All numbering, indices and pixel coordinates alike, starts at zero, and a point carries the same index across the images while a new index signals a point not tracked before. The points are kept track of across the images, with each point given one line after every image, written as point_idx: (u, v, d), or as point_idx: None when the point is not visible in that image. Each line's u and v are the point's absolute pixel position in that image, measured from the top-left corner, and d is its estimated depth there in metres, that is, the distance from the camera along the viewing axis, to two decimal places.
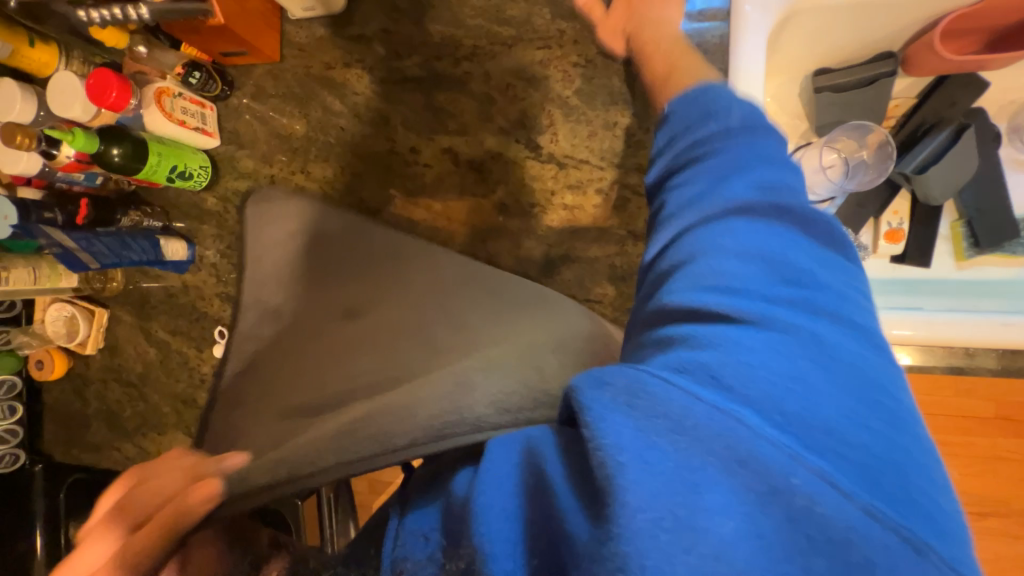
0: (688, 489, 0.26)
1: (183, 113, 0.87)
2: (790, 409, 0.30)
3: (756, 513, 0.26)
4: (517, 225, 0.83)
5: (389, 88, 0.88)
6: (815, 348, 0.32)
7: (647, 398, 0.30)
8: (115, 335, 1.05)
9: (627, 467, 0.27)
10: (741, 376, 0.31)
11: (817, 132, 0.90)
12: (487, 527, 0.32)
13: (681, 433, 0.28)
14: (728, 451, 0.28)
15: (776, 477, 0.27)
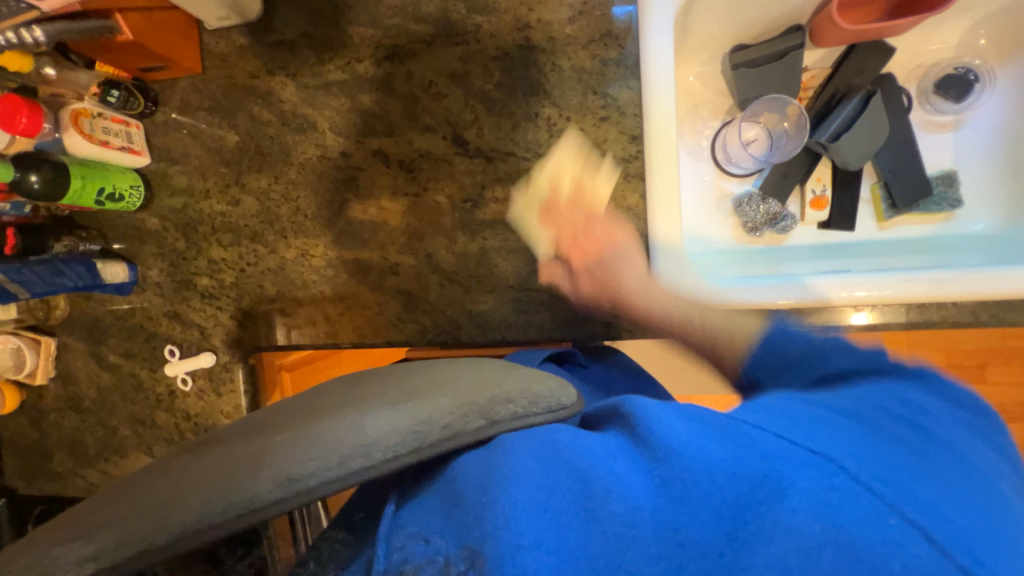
0: (771, 493, 0.36)
1: (105, 133, 0.85)
2: (895, 472, 0.39)
3: (840, 527, 0.35)
4: (452, 220, 0.85)
5: (315, 93, 0.88)
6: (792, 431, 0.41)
7: (651, 441, 0.42)
8: (66, 363, 1.04)
9: (715, 475, 0.37)
10: (849, 434, 0.42)
11: (739, 107, 0.93)
12: (506, 515, 0.37)
13: (785, 464, 0.38)
14: (838, 492, 0.36)
15: (744, 504, 0.36)
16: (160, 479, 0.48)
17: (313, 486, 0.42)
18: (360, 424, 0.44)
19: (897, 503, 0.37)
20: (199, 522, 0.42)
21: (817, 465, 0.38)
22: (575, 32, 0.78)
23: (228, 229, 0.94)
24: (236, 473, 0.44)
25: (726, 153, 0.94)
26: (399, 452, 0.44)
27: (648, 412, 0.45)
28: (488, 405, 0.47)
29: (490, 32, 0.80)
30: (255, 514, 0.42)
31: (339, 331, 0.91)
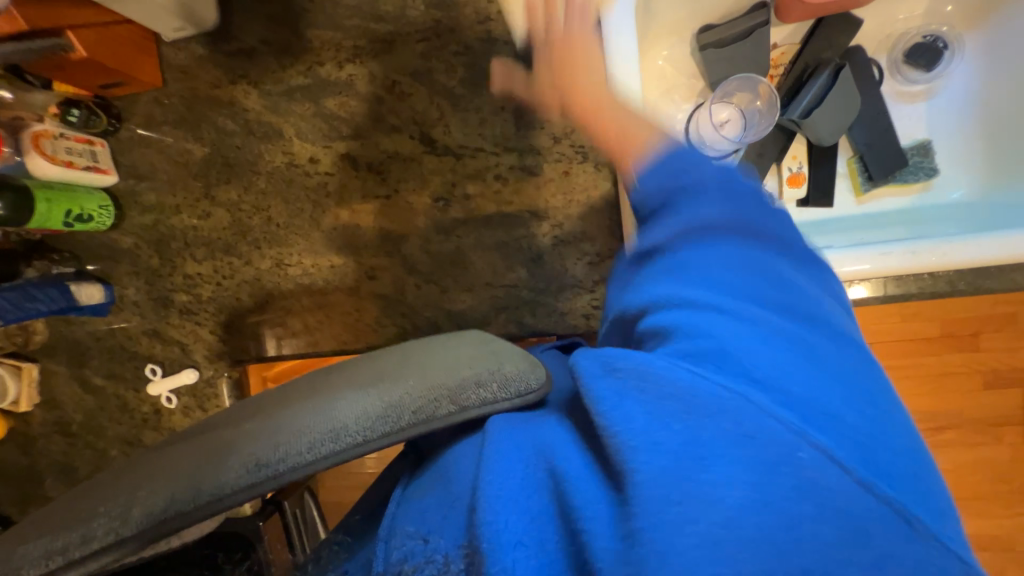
0: (698, 460, 0.28)
1: (68, 154, 0.84)
2: (793, 391, 0.33)
3: (763, 484, 0.28)
4: (426, 221, 0.84)
5: (278, 100, 0.86)
6: (799, 344, 0.35)
7: (655, 381, 0.33)
8: (50, 387, 1.03)
9: (639, 452, 0.29)
10: (754, 361, 0.34)
11: (710, 88, 0.91)
12: (494, 516, 0.31)
13: (695, 415, 0.30)
14: (756, 442, 0.29)
15: (784, 449, 0.29)
16: (135, 473, 0.48)
17: (283, 474, 0.43)
18: (334, 414, 0.46)
19: (806, 431, 0.31)
20: (165, 510, 0.42)
21: (732, 410, 0.30)
22: None
23: (201, 243, 0.93)
24: (210, 462, 0.45)
25: (700, 137, 0.90)
26: (366, 437, 0.44)
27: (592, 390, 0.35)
28: (458, 390, 0.46)
29: (451, 27, 0.79)
30: (221, 502, 0.42)
31: (320, 339, 0.90)
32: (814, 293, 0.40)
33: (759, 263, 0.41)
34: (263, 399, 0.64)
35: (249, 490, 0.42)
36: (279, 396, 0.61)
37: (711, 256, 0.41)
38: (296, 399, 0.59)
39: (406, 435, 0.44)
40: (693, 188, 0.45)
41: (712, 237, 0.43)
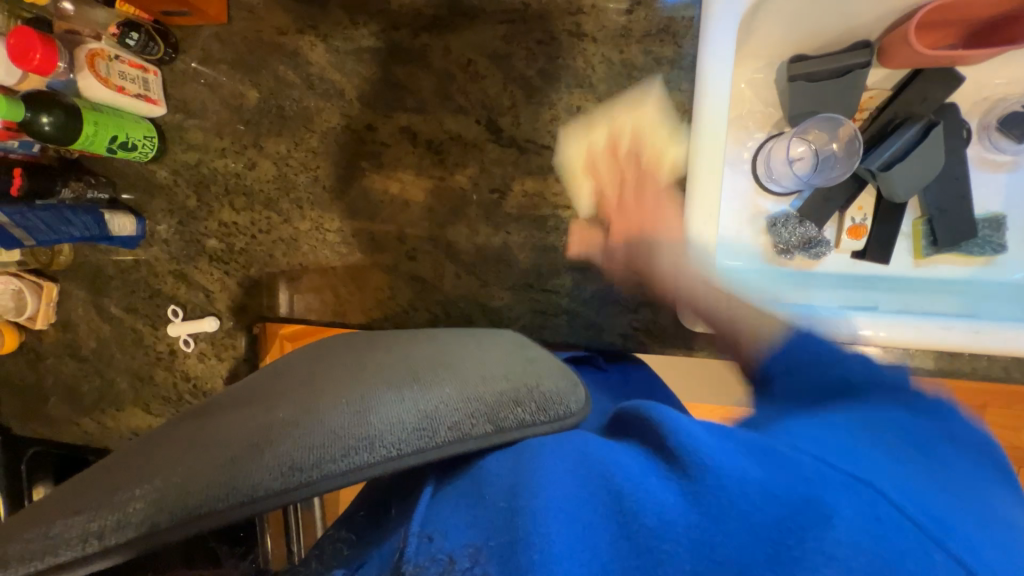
0: (811, 521, 0.29)
1: (121, 78, 0.80)
2: (932, 501, 0.32)
3: (883, 557, 0.28)
4: (477, 211, 0.81)
5: (345, 59, 0.83)
6: (915, 451, 0.36)
7: (768, 455, 0.34)
8: (67, 310, 1.02)
9: (752, 493, 0.31)
10: (880, 460, 0.34)
11: (789, 121, 0.88)
12: (546, 527, 0.31)
13: (816, 482, 0.31)
14: (884, 526, 0.29)
15: (918, 551, 0.28)
16: (176, 461, 0.48)
17: (317, 480, 0.40)
18: (370, 418, 0.44)
19: (945, 539, 0.29)
20: (199, 506, 0.40)
21: (854, 485, 0.31)
22: (629, 24, 0.73)
23: (242, 192, 0.90)
24: (243, 459, 0.43)
25: (767, 169, 0.89)
26: (405, 452, 0.41)
27: (681, 422, 0.36)
28: (498, 409, 0.44)
29: (540, 13, 0.75)
30: (255, 505, 0.39)
31: (347, 311, 0.88)
32: (959, 432, 0.39)
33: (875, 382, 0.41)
34: (289, 385, 0.62)
35: (280, 497, 0.39)
36: (302, 388, 0.60)
37: (817, 364, 0.43)
38: (318, 391, 0.57)
39: (444, 453, 0.41)
40: (825, 368, 0.43)
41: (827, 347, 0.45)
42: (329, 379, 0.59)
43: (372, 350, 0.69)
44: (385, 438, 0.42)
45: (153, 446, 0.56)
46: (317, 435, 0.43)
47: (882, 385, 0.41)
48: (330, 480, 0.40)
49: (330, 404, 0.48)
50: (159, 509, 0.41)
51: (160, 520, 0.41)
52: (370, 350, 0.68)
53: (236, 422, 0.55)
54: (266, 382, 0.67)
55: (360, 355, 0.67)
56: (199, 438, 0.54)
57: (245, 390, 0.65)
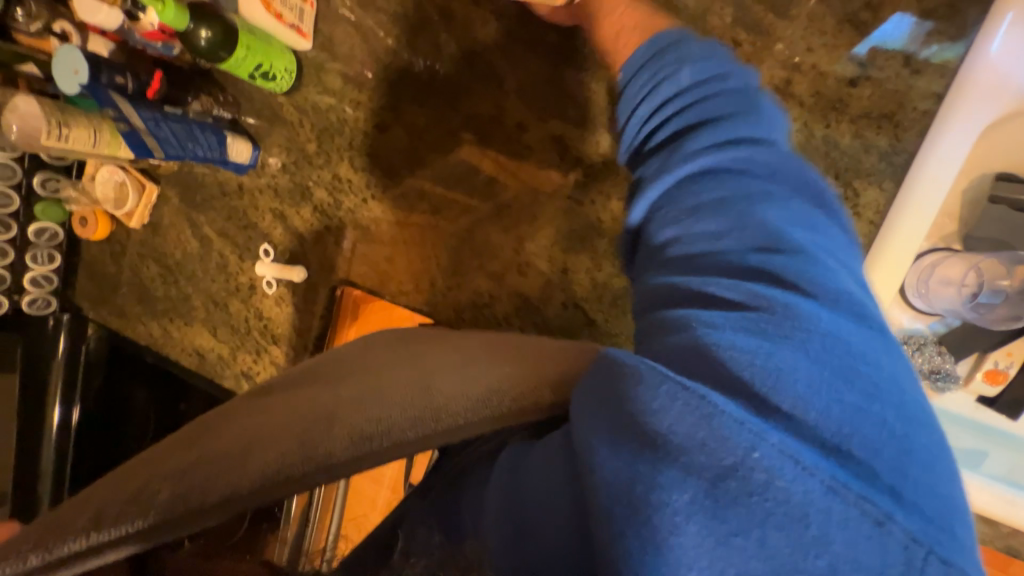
0: (646, 471, 0.31)
1: (282, 5, 0.75)
2: (764, 387, 0.33)
3: (711, 488, 0.30)
4: (605, 246, 0.76)
5: (514, 45, 0.76)
6: (786, 331, 0.36)
7: (619, 380, 0.35)
8: (161, 215, 1.01)
9: (596, 453, 0.33)
10: (720, 366, 0.34)
11: (964, 239, 0.78)
12: (494, 522, 0.38)
13: (653, 423, 0.32)
14: (701, 445, 0.31)
15: (733, 452, 0.30)
16: (237, 437, 0.46)
17: (386, 449, 0.38)
18: (432, 394, 0.42)
19: (768, 430, 0.31)
20: (270, 471, 0.38)
21: (691, 411, 0.32)
22: (847, 98, 0.64)
23: (365, 151, 0.86)
24: (313, 430, 0.42)
25: (922, 281, 0.80)
26: (467, 420, 0.38)
27: (587, 419, 0.34)
28: (561, 384, 0.42)
29: (748, 56, 0.66)
30: (327, 473, 0.38)
31: (438, 302, 0.86)
32: (836, 266, 0.40)
33: (768, 233, 0.41)
34: (342, 365, 0.59)
35: (355, 466, 0.37)
36: (334, 368, 0.58)
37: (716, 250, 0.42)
38: (355, 369, 0.55)
39: (508, 422, 0.38)
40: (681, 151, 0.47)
41: (699, 190, 0.44)
42: (380, 358, 0.57)
43: (418, 335, 0.66)
44: (437, 406, 0.40)
45: (209, 431, 0.52)
46: (376, 407, 0.42)
47: (770, 230, 0.41)
48: (390, 448, 0.38)
49: (377, 386, 0.47)
50: (229, 486, 0.38)
51: (227, 489, 0.38)
52: (418, 335, 0.66)
53: (274, 402, 0.53)
54: (321, 360, 0.66)
55: (403, 339, 0.64)
56: (255, 416, 0.51)
57: (299, 373, 0.62)
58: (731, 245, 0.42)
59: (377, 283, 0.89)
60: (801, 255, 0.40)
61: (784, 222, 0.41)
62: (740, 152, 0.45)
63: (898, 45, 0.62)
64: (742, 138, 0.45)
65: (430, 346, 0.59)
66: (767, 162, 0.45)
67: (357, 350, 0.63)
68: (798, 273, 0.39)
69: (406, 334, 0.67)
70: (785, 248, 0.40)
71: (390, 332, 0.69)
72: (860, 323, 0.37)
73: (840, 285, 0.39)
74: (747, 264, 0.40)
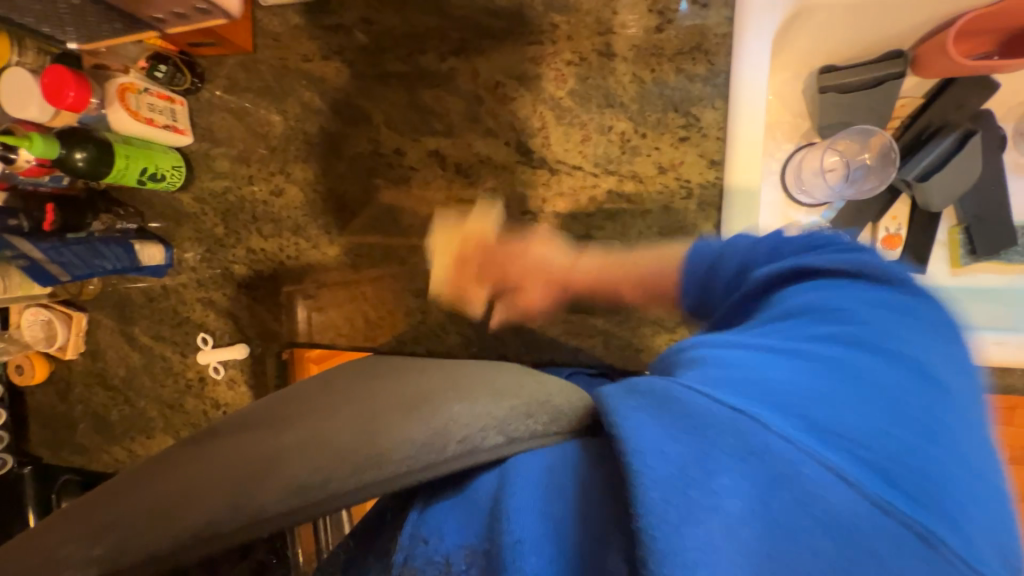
0: (699, 477, 0.27)
1: (150, 111, 0.81)
2: (819, 415, 0.30)
3: (767, 500, 0.27)
4: (507, 233, 0.81)
5: (371, 85, 0.83)
6: (846, 373, 0.32)
7: (669, 400, 0.31)
8: (97, 339, 1.02)
9: (647, 457, 0.28)
10: (774, 386, 0.31)
11: (819, 131, 0.86)
12: (516, 526, 0.35)
13: (708, 431, 0.29)
14: (757, 456, 0.28)
15: (784, 465, 0.28)
16: (170, 487, 0.43)
17: (324, 500, 0.37)
18: (379, 439, 0.41)
19: (818, 447, 0.29)
20: (198, 530, 0.36)
21: (745, 429, 0.29)
22: (661, 43, 0.72)
23: (269, 218, 0.90)
24: (247, 482, 0.39)
25: (796, 178, 0.88)
26: (410, 467, 0.38)
27: (639, 427, 0.30)
28: (515, 410, 0.41)
29: (568, 33, 0.74)
30: (251, 530, 0.36)
31: (378, 334, 0.88)
32: (914, 338, 0.34)
33: (817, 308, 0.36)
34: (301, 404, 0.55)
35: (290, 518, 0.36)
36: (284, 409, 0.54)
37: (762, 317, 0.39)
38: (306, 411, 0.52)
39: (454, 469, 0.38)
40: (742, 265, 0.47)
41: (784, 294, 0.40)
42: (339, 401, 0.53)
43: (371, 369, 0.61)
44: (389, 449, 0.39)
45: (152, 469, 0.50)
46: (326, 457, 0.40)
47: (825, 305, 0.36)
48: (343, 494, 0.37)
49: (330, 434, 0.45)
50: (158, 539, 0.37)
51: (158, 550, 0.36)
52: (373, 368, 0.63)
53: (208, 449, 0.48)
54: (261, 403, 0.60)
55: (356, 380, 0.60)
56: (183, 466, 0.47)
57: (253, 410, 0.57)
58: (793, 317, 0.36)
59: (317, 337, 0.91)
60: (869, 322, 0.34)
61: (861, 300, 0.36)
62: (814, 259, 0.40)
63: None
64: (834, 248, 0.42)
65: (392, 386, 0.55)
66: (836, 252, 0.40)
67: (311, 393, 0.58)
68: (874, 336, 0.33)
69: (348, 374, 0.62)
70: (844, 315, 0.35)
71: (344, 368, 0.64)
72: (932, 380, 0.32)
73: (919, 344, 0.33)
74: (817, 331, 0.35)
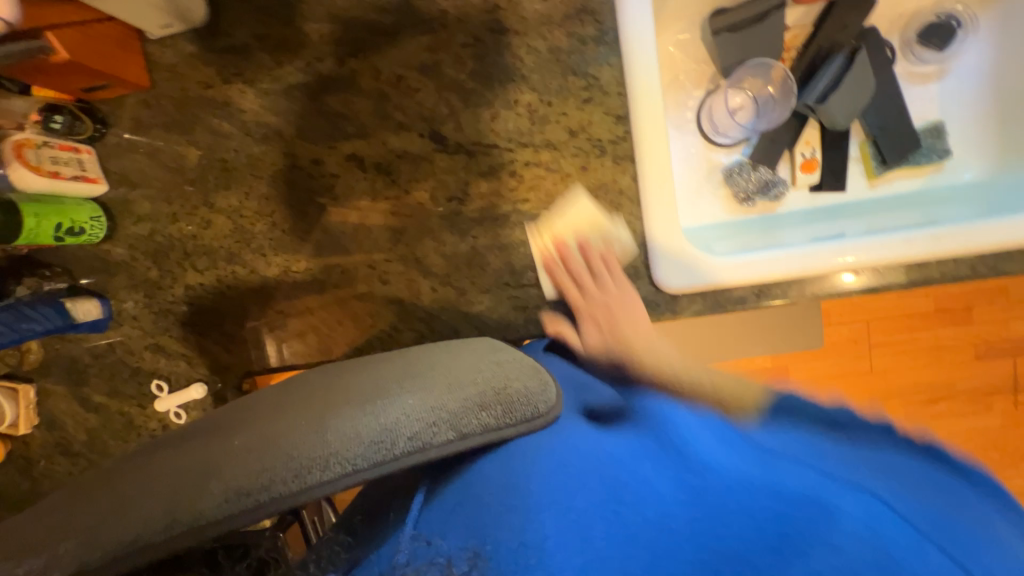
0: (700, 498, 0.41)
1: (54, 163, 0.79)
2: (823, 504, 0.39)
3: (760, 523, 0.39)
4: (439, 221, 0.82)
5: (277, 99, 0.83)
6: (824, 463, 0.42)
7: (696, 497, 0.41)
8: (49, 408, 0.98)
9: (655, 482, 0.43)
10: (780, 486, 0.40)
11: (723, 73, 0.90)
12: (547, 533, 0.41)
13: (718, 473, 0.42)
14: (793, 556, 0.37)
15: (822, 556, 0.36)
16: (113, 496, 0.44)
17: (261, 503, 0.39)
18: (327, 435, 0.42)
19: (843, 524, 0.38)
20: (146, 533, 0.39)
21: (780, 528, 0.38)
22: (546, 11, 0.75)
23: (202, 251, 0.89)
24: (191, 486, 0.41)
25: (711, 122, 0.91)
26: (359, 465, 0.40)
27: (671, 523, 0.40)
28: (469, 401, 0.44)
29: (458, 17, 0.77)
30: (197, 533, 0.39)
31: (333, 347, 0.88)
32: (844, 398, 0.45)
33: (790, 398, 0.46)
34: (260, 403, 0.54)
35: (232, 520, 0.38)
36: (241, 411, 0.53)
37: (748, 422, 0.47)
38: (258, 413, 0.50)
39: (405, 463, 0.41)
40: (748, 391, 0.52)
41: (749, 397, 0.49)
42: (291, 397, 0.52)
43: (320, 372, 0.59)
44: (341, 447, 0.41)
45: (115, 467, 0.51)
46: (278, 458, 0.41)
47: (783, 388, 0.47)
48: (304, 491, 0.39)
49: (284, 431, 0.44)
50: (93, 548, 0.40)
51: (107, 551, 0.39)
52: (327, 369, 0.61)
53: (158, 458, 0.48)
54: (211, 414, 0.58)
55: (315, 376, 0.58)
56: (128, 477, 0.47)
57: (218, 412, 0.55)
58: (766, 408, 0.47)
59: (270, 361, 0.90)
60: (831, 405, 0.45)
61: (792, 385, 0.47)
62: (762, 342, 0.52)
63: None
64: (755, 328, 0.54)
65: (354, 377, 0.53)
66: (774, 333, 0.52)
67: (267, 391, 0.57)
68: (823, 416, 0.44)
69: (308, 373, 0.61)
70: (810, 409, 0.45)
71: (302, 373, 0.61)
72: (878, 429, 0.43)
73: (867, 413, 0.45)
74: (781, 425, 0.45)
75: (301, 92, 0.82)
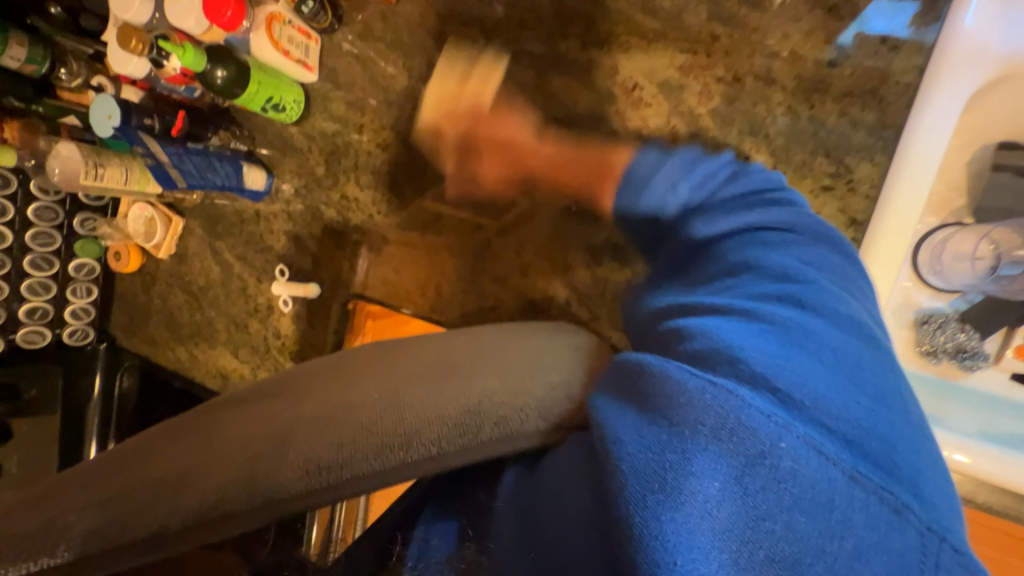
0: (676, 459, 0.29)
1: (289, 43, 0.83)
2: (791, 383, 0.32)
3: (741, 476, 0.29)
4: (603, 239, 0.80)
5: (504, 59, 0.81)
6: (792, 336, 0.35)
7: (649, 381, 0.34)
8: (187, 246, 1.07)
9: (627, 445, 0.31)
10: (734, 355, 0.34)
11: (974, 213, 0.76)
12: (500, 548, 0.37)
13: (686, 413, 0.31)
14: (734, 435, 0.30)
15: (761, 441, 0.30)
16: (158, 473, 0.36)
17: (346, 480, 0.32)
18: (405, 413, 0.35)
19: (793, 422, 0.31)
20: (222, 501, 0.32)
21: (719, 400, 0.31)
22: (829, 78, 0.69)
23: (370, 171, 0.91)
24: (259, 457, 0.34)
25: (934, 259, 0.77)
26: (445, 448, 0.34)
27: (623, 424, 0.32)
28: (548, 404, 0.39)
29: (726, 48, 0.72)
30: (278, 508, 0.32)
31: (445, 308, 0.89)
32: (835, 288, 0.40)
33: (775, 267, 0.41)
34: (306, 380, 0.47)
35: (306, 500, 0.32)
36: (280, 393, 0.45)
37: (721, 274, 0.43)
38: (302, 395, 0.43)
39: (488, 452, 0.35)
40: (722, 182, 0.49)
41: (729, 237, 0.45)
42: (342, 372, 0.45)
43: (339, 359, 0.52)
44: (416, 428, 0.34)
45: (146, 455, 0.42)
46: (354, 433, 0.34)
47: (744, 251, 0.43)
48: (367, 478, 0.33)
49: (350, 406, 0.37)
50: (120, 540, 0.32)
51: (189, 516, 0.32)
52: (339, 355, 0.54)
53: (190, 446, 0.39)
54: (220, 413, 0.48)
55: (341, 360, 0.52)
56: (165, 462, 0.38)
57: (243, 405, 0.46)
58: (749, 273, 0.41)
59: (383, 294, 0.93)
60: (811, 279, 0.40)
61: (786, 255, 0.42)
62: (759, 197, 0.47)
63: (869, 26, 0.68)
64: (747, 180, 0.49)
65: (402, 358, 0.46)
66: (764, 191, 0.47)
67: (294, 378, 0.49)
68: (809, 293, 0.39)
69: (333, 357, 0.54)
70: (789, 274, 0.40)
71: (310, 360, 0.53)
72: (854, 337, 0.37)
73: (845, 301, 0.39)
74: (757, 289, 0.40)
75: (529, 61, 0.80)
